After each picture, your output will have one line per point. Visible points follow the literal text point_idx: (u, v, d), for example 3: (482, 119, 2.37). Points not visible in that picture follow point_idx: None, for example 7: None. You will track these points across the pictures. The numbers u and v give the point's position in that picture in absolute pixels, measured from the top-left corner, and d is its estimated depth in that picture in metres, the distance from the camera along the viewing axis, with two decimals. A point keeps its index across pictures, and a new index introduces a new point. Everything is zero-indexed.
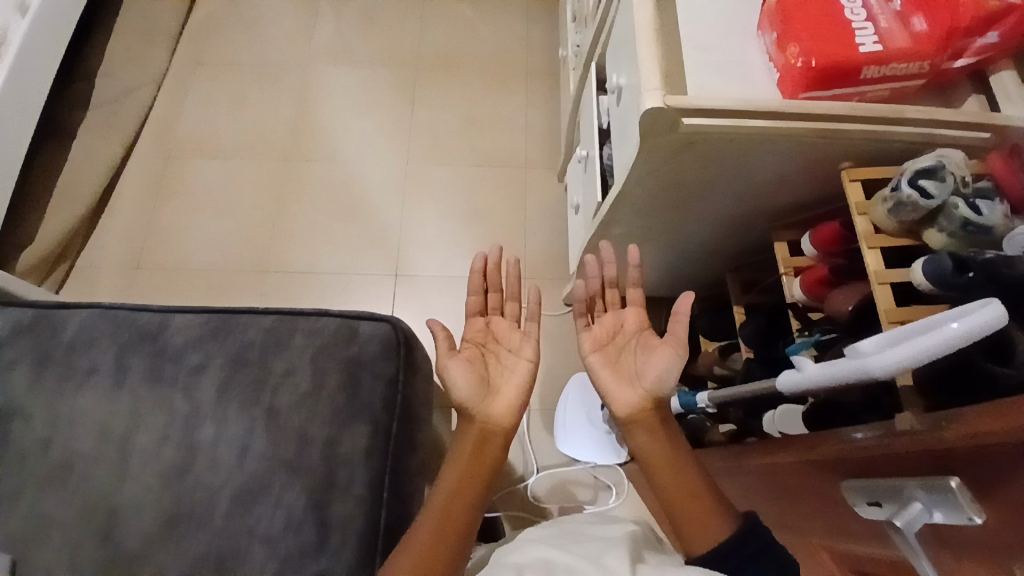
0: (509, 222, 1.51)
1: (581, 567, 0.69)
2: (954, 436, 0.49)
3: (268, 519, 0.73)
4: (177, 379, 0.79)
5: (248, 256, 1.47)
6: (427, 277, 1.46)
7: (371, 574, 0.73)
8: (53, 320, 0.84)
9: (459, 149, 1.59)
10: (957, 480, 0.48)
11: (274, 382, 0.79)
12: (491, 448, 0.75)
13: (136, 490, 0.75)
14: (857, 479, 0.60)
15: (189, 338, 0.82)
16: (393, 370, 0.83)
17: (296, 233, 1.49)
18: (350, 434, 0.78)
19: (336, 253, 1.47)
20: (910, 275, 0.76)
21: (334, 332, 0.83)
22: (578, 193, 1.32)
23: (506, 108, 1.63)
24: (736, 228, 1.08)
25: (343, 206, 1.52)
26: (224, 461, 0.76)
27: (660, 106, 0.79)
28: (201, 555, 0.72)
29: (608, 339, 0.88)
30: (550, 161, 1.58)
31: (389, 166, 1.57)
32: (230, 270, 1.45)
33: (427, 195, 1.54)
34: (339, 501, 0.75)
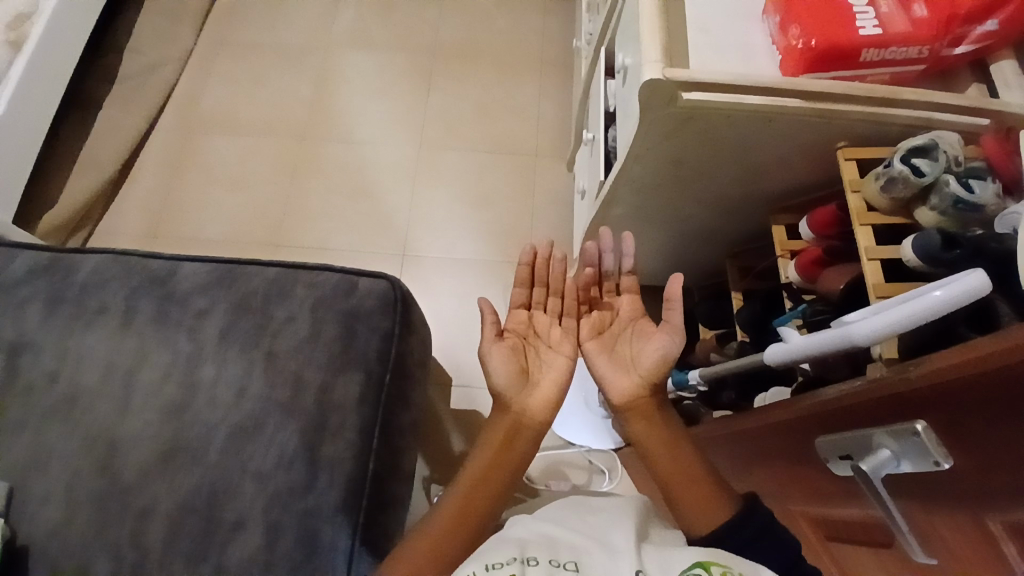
0: (516, 207, 1.54)
1: (586, 546, 0.54)
2: (920, 377, 0.50)
3: (261, 456, 0.76)
4: (183, 321, 0.82)
5: (261, 229, 1.50)
6: (433, 257, 1.48)
7: (357, 515, 0.76)
8: (67, 262, 0.86)
9: (472, 135, 1.62)
10: (923, 422, 0.49)
11: (275, 329, 0.83)
12: (520, 441, 0.70)
13: (136, 425, 0.77)
14: (831, 434, 0.60)
15: (196, 284, 0.85)
16: (388, 325, 0.86)
17: (308, 209, 1.53)
18: (344, 382, 0.81)
19: (346, 230, 1.51)
20: (900, 251, 0.76)
21: (334, 286, 0.87)
22: (583, 177, 1.34)
23: (519, 98, 1.66)
24: (735, 213, 1.09)
25: (355, 185, 1.55)
26: (223, 400, 0.78)
27: (659, 78, 0.80)
28: (195, 487, 0.74)
29: (600, 327, 0.79)
30: (560, 151, 1.60)
31: (402, 149, 1.60)
32: (243, 241, 1.49)
33: (437, 178, 1.57)
34: (330, 443, 0.77)
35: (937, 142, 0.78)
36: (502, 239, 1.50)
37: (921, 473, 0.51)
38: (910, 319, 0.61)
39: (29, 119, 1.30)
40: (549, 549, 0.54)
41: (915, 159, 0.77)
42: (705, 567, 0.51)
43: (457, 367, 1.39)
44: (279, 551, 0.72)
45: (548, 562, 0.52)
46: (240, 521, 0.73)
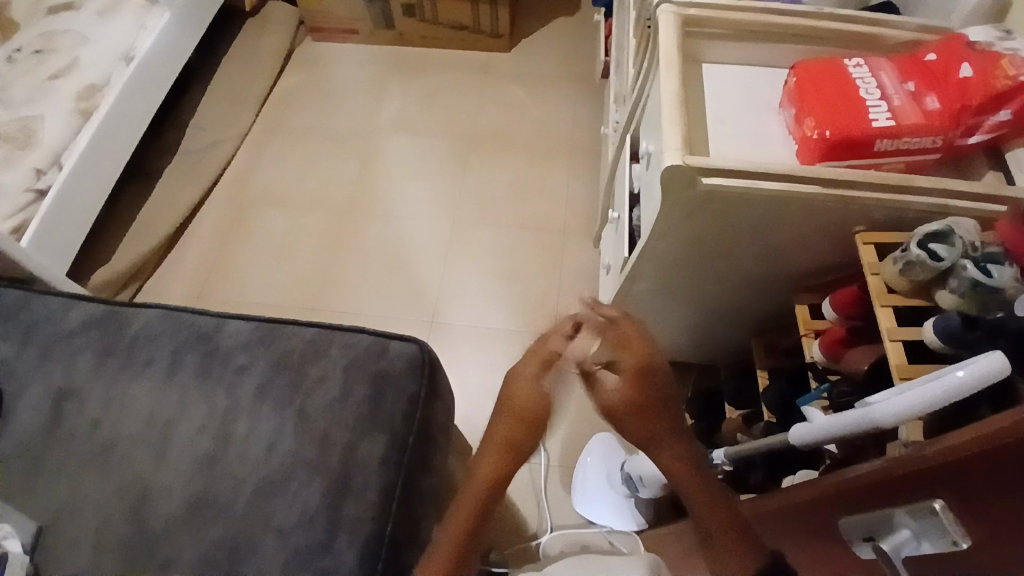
0: (543, 281, 1.58)
1: None
2: (935, 454, 0.50)
3: (284, 511, 0.77)
4: (223, 376, 0.86)
5: (298, 295, 1.57)
6: (461, 327, 1.52)
7: None
8: (122, 316, 0.92)
9: (503, 213, 1.70)
10: (941, 502, 0.49)
11: (308, 386, 0.86)
12: (486, 493, 0.72)
13: (168, 474, 0.79)
14: (854, 514, 0.60)
15: (238, 341, 0.89)
16: (415, 388, 0.89)
17: (344, 277, 1.60)
18: (369, 441, 0.83)
19: (378, 298, 1.57)
20: (922, 332, 0.77)
21: (366, 347, 0.90)
22: (609, 254, 1.38)
23: (550, 180, 1.75)
24: (759, 292, 1.11)
25: (390, 255, 1.63)
26: (253, 454, 0.80)
27: (679, 163, 0.86)
28: (218, 539, 0.75)
29: (621, 377, 0.78)
30: (588, 230, 1.66)
31: (437, 224, 1.68)
32: (281, 306, 1.56)
33: (469, 251, 1.63)
34: (352, 502, 0.79)
35: (953, 228, 0.80)
36: (529, 312, 1.54)
37: (940, 556, 0.51)
38: (933, 402, 0.61)
39: (93, 184, 1.43)
40: None
41: (932, 243, 0.79)
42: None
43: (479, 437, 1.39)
44: None
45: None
46: None
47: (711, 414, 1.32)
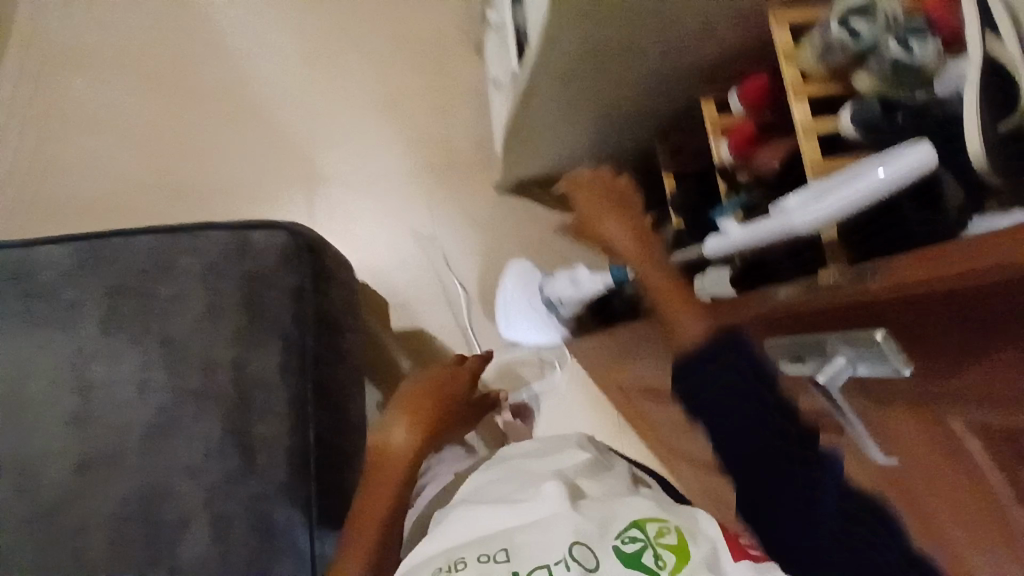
0: (426, 105, 1.38)
1: (519, 529, 0.54)
2: (877, 288, 0.45)
3: (186, 449, 0.69)
4: (53, 318, 0.71)
5: (138, 173, 1.31)
6: (344, 175, 1.34)
7: (308, 487, 0.72)
8: None
9: (360, 26, 1.40)
10: (884, 333, 0.45)
11: (165, 309, 0.72)
12: (396, 462, 0.69)
13: (38, 445, 0.69)
14: (782, 335, 0.56)
15: (59, 271, 0.72)
16: (297, 281, 0.76)
17: (188, 140, 1.33)
18: (261, 353, 0.73)
19: (238, 159, 1.33)
20: (838, 125, 0.71)
21: (224, 247, 0.74)
22: (495, 64, 1.19)
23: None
24: (662, 91, 1.00)
25: (237, 103, 1.35)
26: (128, 398, 0.70)
27: None
28: (122, 495, 0.68)
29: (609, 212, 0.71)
30: (466, 32, 1.41)
31: (283, 53, 1.37)
32: (122, 191, 1.30)
33: (331, 82, 1.37)
34: (261, 421, 0.71)
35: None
36: (417, 145, 1.37)
37: (876, 373, 0.48)
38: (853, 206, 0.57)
39: None
40: (480, 543, 0.53)
41: (855, 19, 0.70)
42: (640, 529, 0.52)
43: (392, 289, 1.33)
44: (233, 542, 0.68)
45: (479, 558, 0.52)
46: (181, 520, 0.68)
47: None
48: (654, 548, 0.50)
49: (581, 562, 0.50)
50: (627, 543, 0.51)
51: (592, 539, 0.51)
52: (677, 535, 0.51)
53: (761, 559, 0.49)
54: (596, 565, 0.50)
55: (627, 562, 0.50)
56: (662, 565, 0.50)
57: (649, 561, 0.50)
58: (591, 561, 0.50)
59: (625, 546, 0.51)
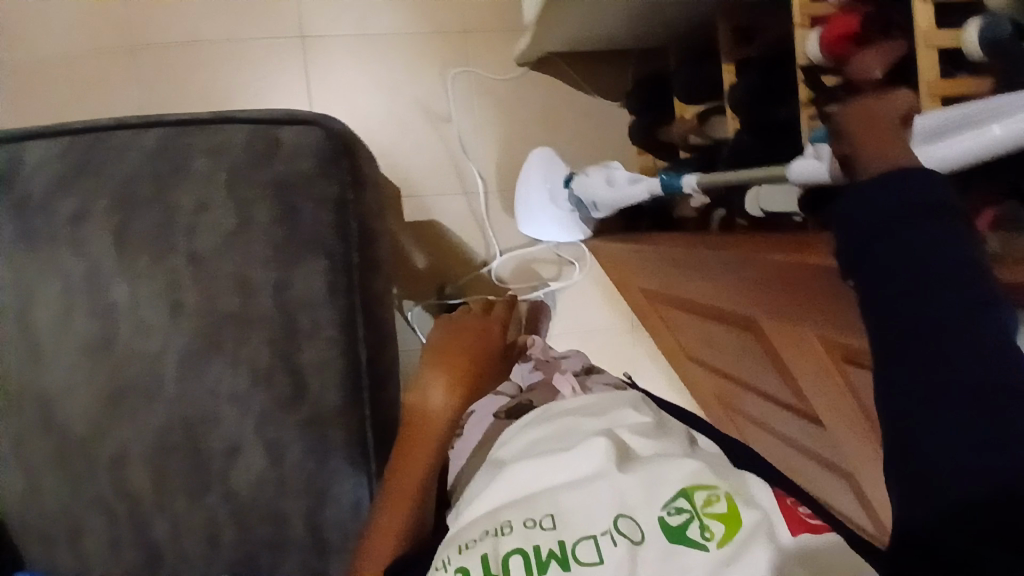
0: None
1: (557, 491, 0.41)
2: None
3: (230, 376, 0.62)
4: (57, 234, 0.60)
5: (95, 31, 1.09)
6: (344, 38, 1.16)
7: (362, 412, 0.67)
8: None
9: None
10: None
11: (187, 221, 0.61)
12: (436, 426, 0.59)
13: (61, 369, 0.62)
14: None
15: (53, 178, 0.60)
16: (337, 190, 0.64)
17: None
18: (303, 273, 0.63)
19: (215, 14, 1.12)
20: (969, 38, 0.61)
21: (247, 149, 0.62)
22: None
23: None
24: None
25: None
26: (155, 324, 0.61)
27: None
28: (164, 425, 0.62)
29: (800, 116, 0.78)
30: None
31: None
32: (80, 52, 1.09)
33: None
34: (308, 345, 0.64)
35: None
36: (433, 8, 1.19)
37: None
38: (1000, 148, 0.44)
39: None
40: (523, 506, 0.41)
41: None
42: (689, 497, 0.38)
43: (405, 175, 1.21)
44: (288, 467, 0.65)
45: (523, 524, 0.40)
46: (232, 447, 0.64)
47: (662, 108, 1.16)
48: (701, 522, 0.37)
49: (628, 536, 0.38)
50: (674, 513, 0.38)
51: (637, 505, 0.39)
52: (729, 502, 0.38)
53: (821, 531, 0.36)
54: (642, 538, 0.38)
55: (670, 536, 0.37)
56: (709, 538, 0.37)
57: (696, 536, 0.37)
58: (638, 534, 0.38)
59: (670, 517, 0.38)
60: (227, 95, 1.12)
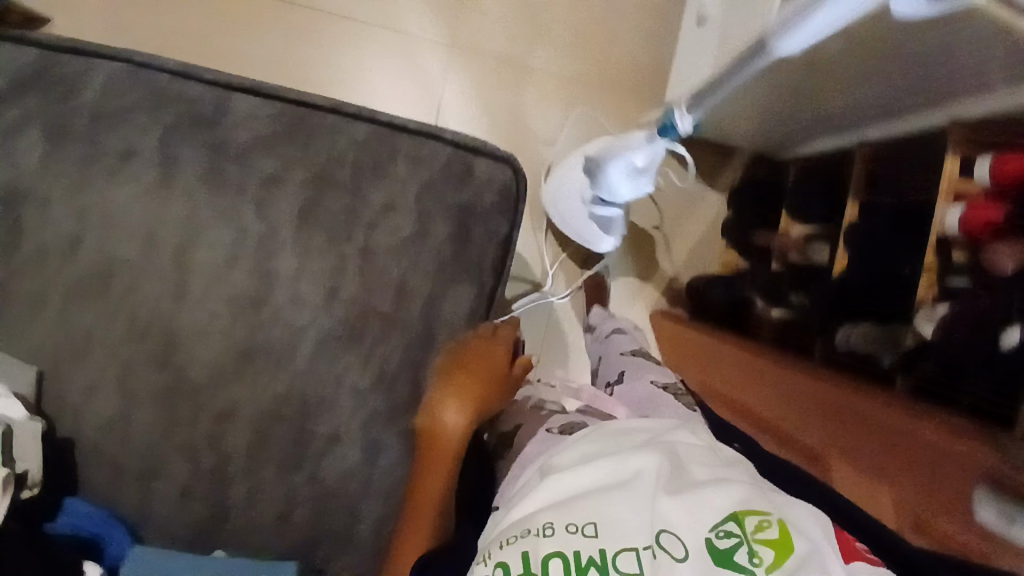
0: None
1: (601, 493, 0.42)
2: None
3: (357, 370, 0.63)
4: (246, 189, 0.61)
5: None
6: None
7: None
8: (69, 71, 0.62)
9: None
10: None
11: (371, 215, 0.62)
12: (446, 442, 0.58)
13: (199, 316, 0.62)
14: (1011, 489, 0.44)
15: (259, 134, 0.62)
16: (506, 231, 0.66)
17: None
18: (454, 295, 0.64)
19: None
20: None
21: (443, 168, 0.64)
22: None
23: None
24: None
25: None
26: (308, 301, 0.62)
27: None
28: (280, 395, 0.63)
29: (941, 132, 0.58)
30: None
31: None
32: None
33: None
34: (436, 363, 0.64)
35: None
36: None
37: None
38: None
39: None
40: (556, 509, 0.42)
41: None
42: (739, 524, 0.39)
43: None
44: (379, 468, 0.65)
45: (565, 528, 0.40)
46: (335, 436, 0.64)
47: None
48: (749, 547, 0.38)
49: (668, 553, 0.38)
50: (721, 537, 0.39)
51: (682, 525, 0.40)
52: (779, 529, 0.39)
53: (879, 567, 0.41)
54: (684, 556, 0.38)
55: (717, 560, 0.38)
56: (756, 564, 0.37)
57: (743, 562, 0.38)
58: (681, 552, 0.38)
59: (718, 541, 0.39)
60: None
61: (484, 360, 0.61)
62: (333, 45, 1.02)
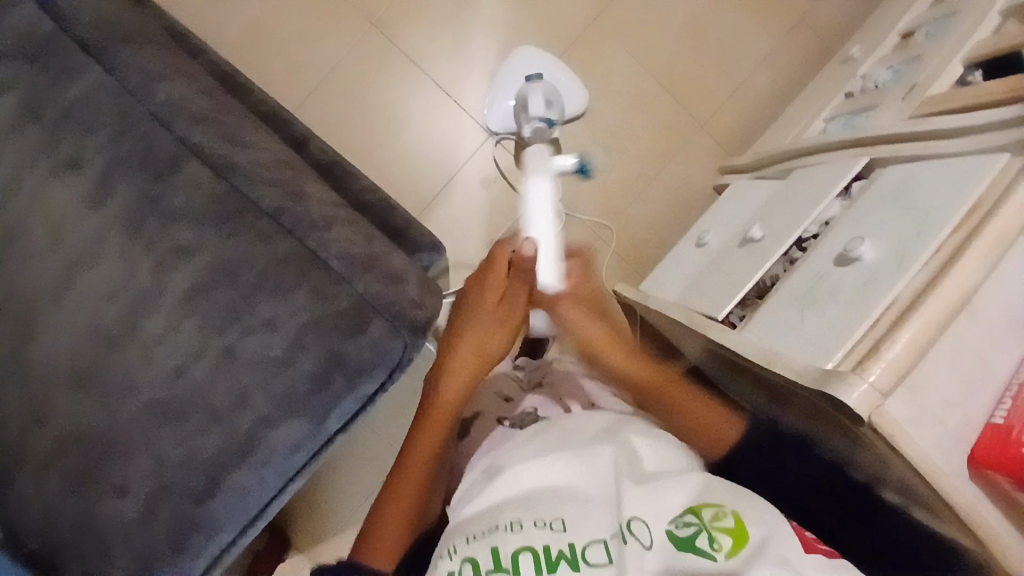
0: (634, 184, 1.37)
1: (567, 500, 0.53)
2: None
3: (169, 443, 0.65)
4: (154, 245, 0.64)
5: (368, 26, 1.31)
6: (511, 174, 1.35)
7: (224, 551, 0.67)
8: (67, 63, 0.65)
9: (637, 105, 1.37)
10: None
11: (248, 323, 0.64)
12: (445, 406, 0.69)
13: (63, 328, 0.65)
14: None
15: (193, 204, 0.65)
16: (371, 388, 0.67)
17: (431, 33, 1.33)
18: (288, 424, 0.66)
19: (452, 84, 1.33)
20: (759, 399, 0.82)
21: (340, 314, 0.66)
22: (717, 244, 1.07)
23: (713, 100, 1.39)
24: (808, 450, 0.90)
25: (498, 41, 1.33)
26: (158, 365, 0.64)
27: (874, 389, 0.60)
28: (91, 428, 0.65)
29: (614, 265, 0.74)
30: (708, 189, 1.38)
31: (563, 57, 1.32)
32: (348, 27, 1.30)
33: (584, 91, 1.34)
34: (243, 472, 0.66)
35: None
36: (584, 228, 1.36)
37: None
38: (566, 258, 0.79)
39: None
40: (524, 509, 0.53)
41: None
42: (697, 514, 0.51)
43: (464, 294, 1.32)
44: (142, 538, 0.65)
45: (531, 524, 0.51)
46: (122, 488, 0.65)
47: None
48: (709, 532, 0.50)
49: (638, 538, 0.50)
50: (682, 526, 0.51)
51: (647, 515, 0.52)
52: (732, 519, 0.51)
53: (833, 558, 0.49)
54: (651, 543, 0.50)
55: (681, 544, 0.49)
56: (718, 546, 0.49)
57: (703, 544, 0.49)
58: (648, 539, 0.50)
59: (680, 529, 0.51)
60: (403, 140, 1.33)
61: (489, 321, 0.71)
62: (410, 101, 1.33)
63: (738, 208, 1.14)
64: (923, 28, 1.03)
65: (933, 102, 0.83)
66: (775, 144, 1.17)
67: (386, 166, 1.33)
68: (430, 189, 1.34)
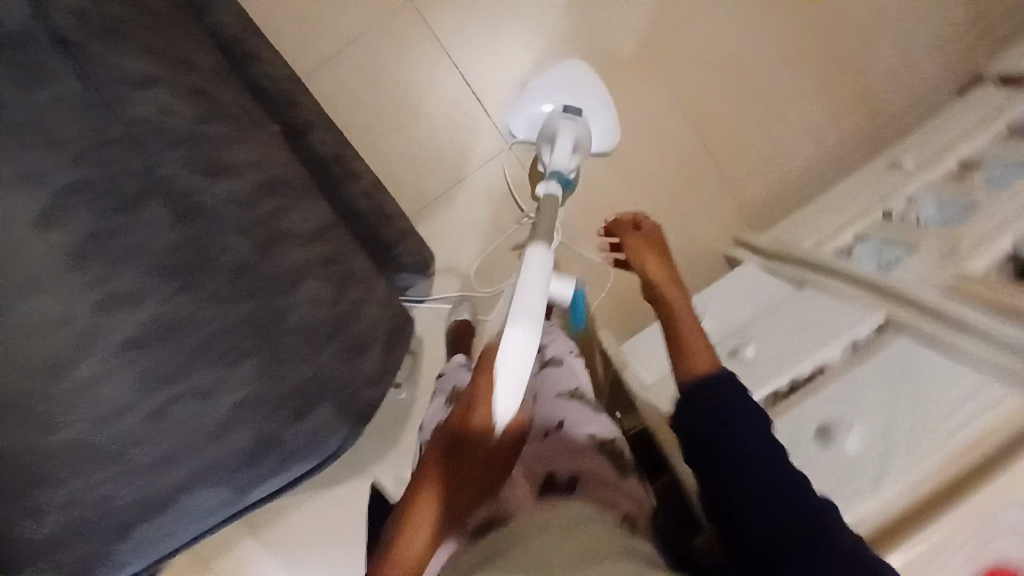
0: None
1: None
2: None
3: (84, 491, 0.58)
4: (96, 286, 0.55)
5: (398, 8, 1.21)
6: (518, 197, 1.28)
7: None
8: (31, 62, 0.56)
9: (666, 156, 1.30)
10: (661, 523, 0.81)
11: (185, 392, 0.60)
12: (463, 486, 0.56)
13: None
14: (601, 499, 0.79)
15: (150, 253, 0.58)
16: (295, 470, 0.69)
17: (463, 30, 1.23)
18: (207, 490, 0.65)
19: (477, 90, 1.25)
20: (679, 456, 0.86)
21: (282, 396, 0.66)
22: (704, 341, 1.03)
23: (745, 164, 1.31)
24: None
25: (533, 55, 1.24)
26: (79, 417, 0.56)
27: None
28: None
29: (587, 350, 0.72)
30: (714, 258, 1.33)
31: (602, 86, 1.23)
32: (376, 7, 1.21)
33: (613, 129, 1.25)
34: (151, 525, 0.63)
35: None
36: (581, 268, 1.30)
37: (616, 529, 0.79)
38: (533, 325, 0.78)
39: None
40: None
41: None
42: None
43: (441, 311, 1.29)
44: None
45: None
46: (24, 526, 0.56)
47: None
48: None
49: None
50: None
51: None
52: None
53: None
54: None
55: None
56: None
57: None
58: None
59: None
60: (414, 138, 1.25)
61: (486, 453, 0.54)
62: (430, 98, 1.24)
63: (740, 303, 1.09)
64: (977, 172, 0.97)
65: (969, 282, 0.78)
66: (795, 243, 1.11)
67: (391, 160, 1.24)
68: (432, 193, 1.27)
